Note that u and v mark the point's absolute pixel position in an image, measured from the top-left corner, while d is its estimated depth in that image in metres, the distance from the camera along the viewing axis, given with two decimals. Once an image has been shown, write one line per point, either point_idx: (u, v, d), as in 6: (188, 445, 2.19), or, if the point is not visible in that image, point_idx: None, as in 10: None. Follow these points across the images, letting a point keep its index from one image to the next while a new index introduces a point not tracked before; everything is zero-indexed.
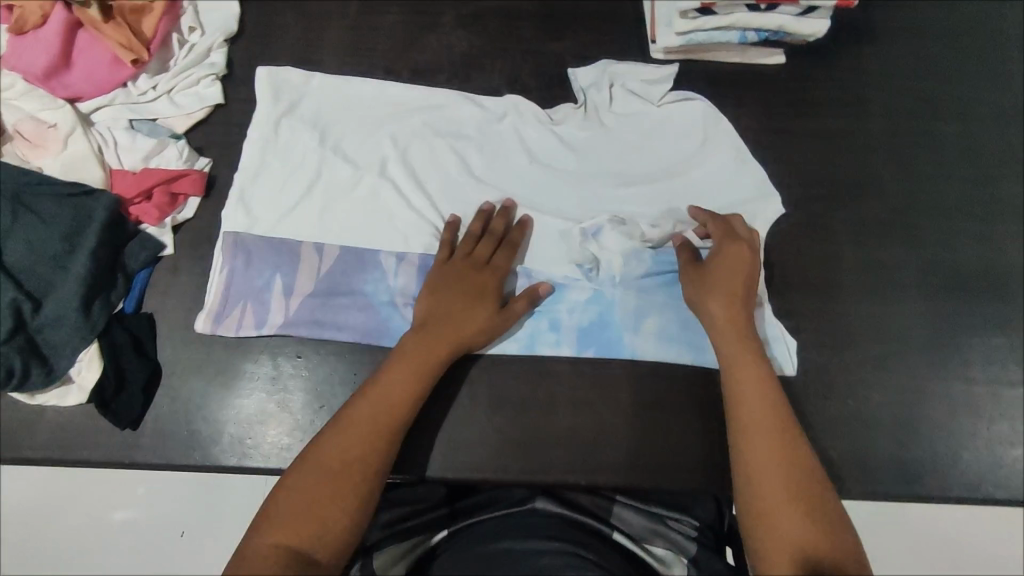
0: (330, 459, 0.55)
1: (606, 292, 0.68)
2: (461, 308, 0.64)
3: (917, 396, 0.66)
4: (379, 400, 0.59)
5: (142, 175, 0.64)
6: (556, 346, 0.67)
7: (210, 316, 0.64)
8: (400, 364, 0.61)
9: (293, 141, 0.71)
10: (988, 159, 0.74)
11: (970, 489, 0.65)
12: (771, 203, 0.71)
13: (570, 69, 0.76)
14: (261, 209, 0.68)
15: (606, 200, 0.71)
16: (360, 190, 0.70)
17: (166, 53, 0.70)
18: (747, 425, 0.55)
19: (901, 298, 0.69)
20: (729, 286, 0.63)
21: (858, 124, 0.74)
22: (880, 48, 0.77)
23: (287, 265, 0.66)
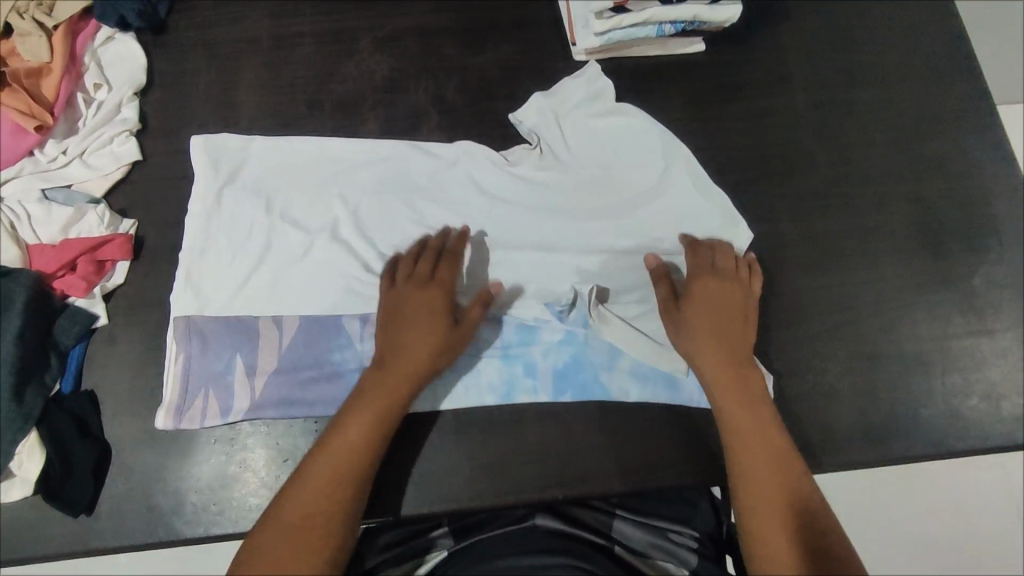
0: (302, 510, 0.52)
1: (579, 329, 0.65)
2: (422, 336, 0.60)
3: (873, 363, 0.67)
4: (344, 444, 0.55)
5: (61, 247, 0.61)
6: (534, 394, 0.63)
7: (170, 411, 0.60)
8: (360, 404, 0.57)
9: (237, 213, 0.66)
10: (907, 118, 0.75)
11: (933, 445, 0.64)
12: (741, 230, 0.69)
13: (514, 111, 0.73)
14: (211, 288, 0.64)
15: (547, 213, 0.69)
16: (313, 256, 0.66)
17: (74, 114, 0.68)
18: (754, 442, 0.58)
19: (843, 266, 0.70)
20: (730, 331, 0.62)
21: (781, 101, 0.75)
22: (794, 24, 0.78)
23: (247, 344, 0.62)
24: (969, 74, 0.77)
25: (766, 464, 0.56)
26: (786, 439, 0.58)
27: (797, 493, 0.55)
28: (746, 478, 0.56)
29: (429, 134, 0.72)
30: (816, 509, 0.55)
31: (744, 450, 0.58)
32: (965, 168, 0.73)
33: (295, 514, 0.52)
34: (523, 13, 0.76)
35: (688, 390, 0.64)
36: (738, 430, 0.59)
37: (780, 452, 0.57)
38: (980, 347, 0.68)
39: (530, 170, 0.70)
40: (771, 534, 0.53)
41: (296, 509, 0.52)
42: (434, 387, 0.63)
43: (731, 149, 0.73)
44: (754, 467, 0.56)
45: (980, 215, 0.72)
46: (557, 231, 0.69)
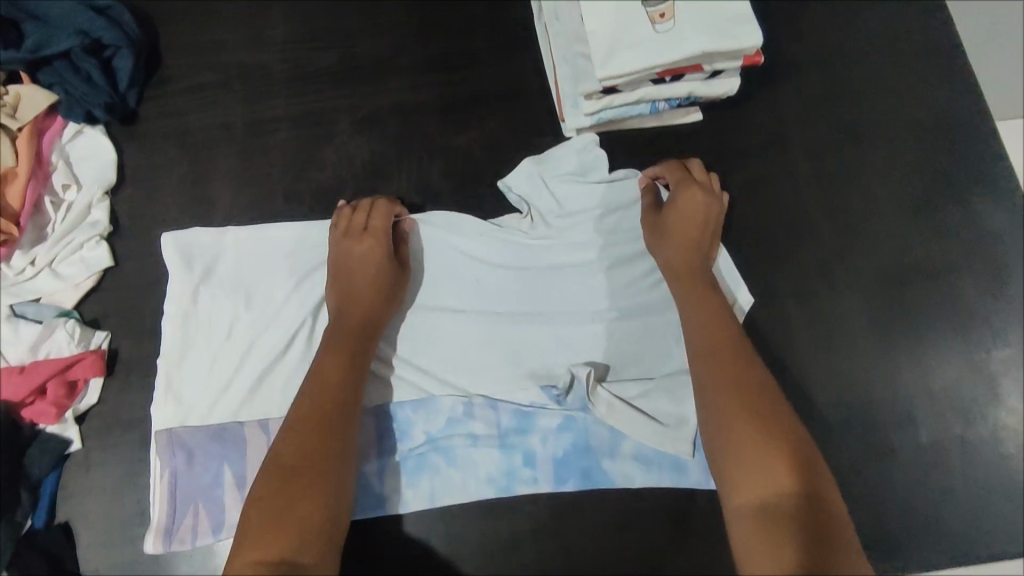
0: (286, 466, 0.52)
1: (577, 413, 0.62)
2: (378, 281, 0.62)
3: (888, 459, 0.63)
4: (309, 395, 0.56)
5: (29, 371, 0.59)
6: (533, 484, 0.61)
7: (159, 533, 0.57)
8: (323, 359, 0.58)
9: (215, 310, 0.63)
10: (917, 185, 0.71)
11: (951, 549, 0.61)
12: (741, 296, 0.66)
13: (501, 179, 0.69)
14: (193, 396, 0.61)
15: (541, 304, 0.66)
16: (292, 356, 0.62)
17: (42, 219, 0.66)
18: (709, 347, 0.58)
19: (853, 351, 0.66)
20: (684, 234, 0.63)
21: (784, 171, 0.71)
22: (796, 86, 0.74)
23: (234, 452, 0.59)
24: (983, 134, 0.72)
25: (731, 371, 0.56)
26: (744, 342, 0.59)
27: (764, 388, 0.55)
28: (717, 392, 0.55)
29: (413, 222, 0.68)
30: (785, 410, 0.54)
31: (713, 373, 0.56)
32: (982, 239, 0.69)
33: (279, 469, 0.52)
34: (509, 85, 0.72)
35: (693, 475, 0.62)
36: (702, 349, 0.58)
37: (730, 344, 0.58)
38: (1002, 438, 0.64)
39: (523, 242, 0.67)
40: (739, 422, 0.53)
41: (280, 466, 0.52)
42: (432, 482, 0.61)
43: (732, 226, 0.69)
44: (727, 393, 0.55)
45: (999, 292, 0.68)
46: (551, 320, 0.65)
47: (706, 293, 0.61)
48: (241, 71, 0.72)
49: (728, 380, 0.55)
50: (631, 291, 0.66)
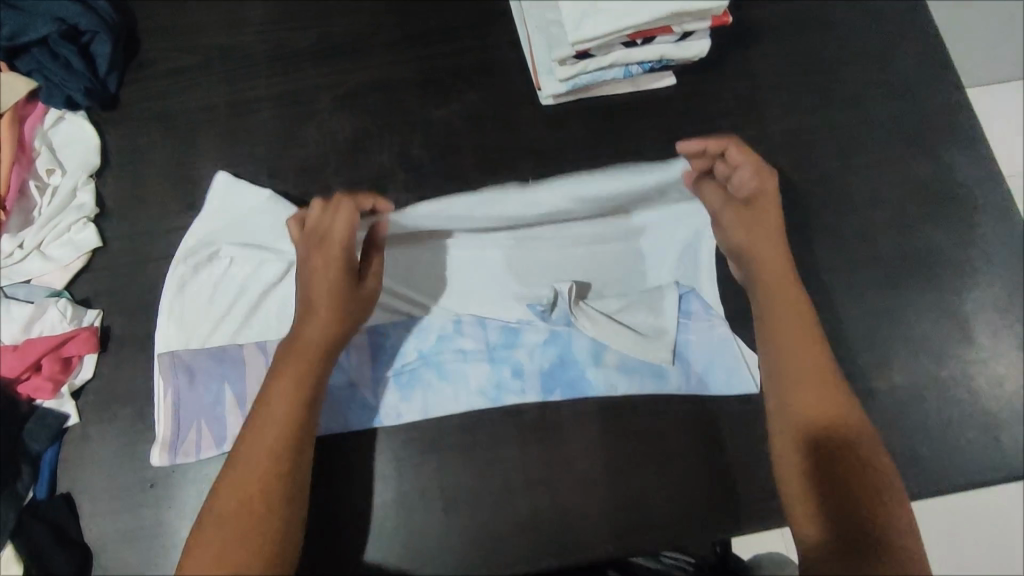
0: (236, 496, 0.52)
1: (560, 329, 0.66)
2: (336, 302, 0.57)
3: (868, 401, 0.65)
4: (268, 420, 0.54)
5: (24, 348, 0.60)
6: (521, 394, 0.63)
7: (165, 447, 0.60)
8: (282, 379, 0.55)
9: (211, 245, 0.66)
10: (886, 140, 0.73)
11: (933, 484, 0.63)
12: None
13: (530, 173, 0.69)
14: (194, 321, 0.64)
15: (523, 254, 0.68)
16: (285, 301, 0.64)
17: (28, 204, 0.66)
18: (786, 357, 0.59)
19: (831, 301, 0.68)
20: (760, 232, 0.62)
21: (758, 131, 0.73)
22: (766, 50, 0.76)
23: (235, 375, 0.62)
24: (948, 89, 0.75)
25: (807, 380, 0.58)
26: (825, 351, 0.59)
27: (847, 401, 0.57)
28: (800, 398, 0.57)
29: (396, 191, 0.69)
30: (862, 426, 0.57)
31: (790, 379, 0.58)
32: (950, 189, 0.72)
33: (231, 499, 0.52)
34: (485, 57, 0.74)
35: (673, 381, 0.64)
36: (779, 350, 0.59)
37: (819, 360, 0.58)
38: (976, 376, 0.66)
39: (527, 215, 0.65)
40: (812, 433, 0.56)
41: (234, 488, 0.52)
42: (425, 395, 0.63)
43: None
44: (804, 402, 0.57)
45: (970, 238, 0.70)
46: (533, 264, 0.68)
47: (802, 305, 0.60)
48: (221, 52, 0.73)
49: (805, 395, 0.57)
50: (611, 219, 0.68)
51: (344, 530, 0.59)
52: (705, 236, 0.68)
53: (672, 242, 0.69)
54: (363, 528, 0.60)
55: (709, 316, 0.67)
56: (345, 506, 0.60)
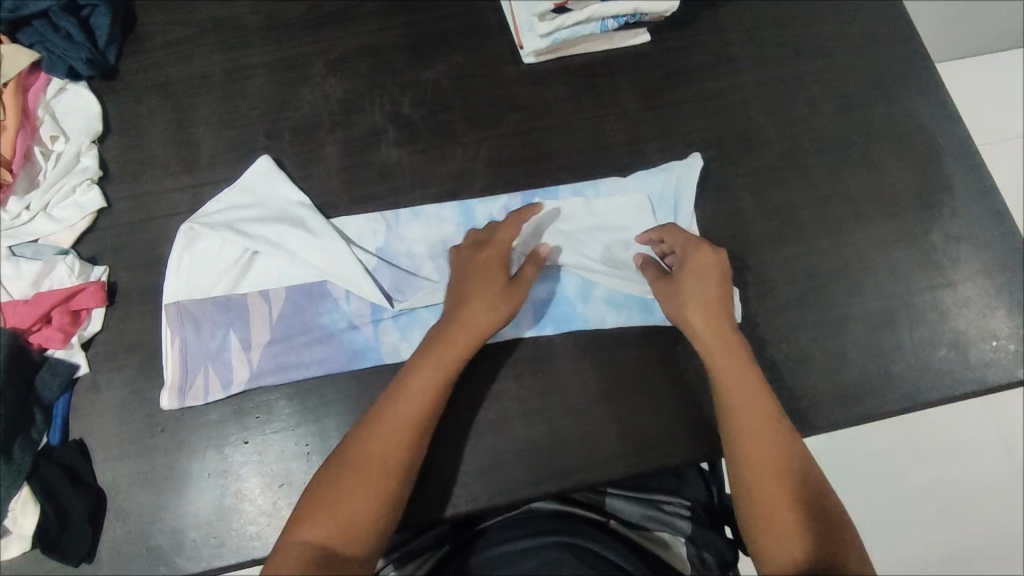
0: (364, 460, 0.55)
1: (550, 267, 0.69)
2: (490, 294, 0.61)
3: (845, 325, 0.68)
4: (410, 398, 0.57)
5: (35, 301, 0.62)
6: (516, 328, 0.66)
7: (173, 391, 0.62)
8: (430, 363, 0.59)
9: (214, 204, 0.69)
10: (850, 86, 0.77)
11: (909, 399, 0.66)
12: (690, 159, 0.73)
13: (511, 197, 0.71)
14: (198, 274, 0.66)
15: (511, 202, 0.71)
16: (284, 249, 0.66)
17: (32, 168, 0.68)
18: (738, 402, 0.59)
19: (805, 236, 0.71)
20: (703, 312, 0.63)
21: (730, 82, 0.77)
22: (734, 8, 0.80)
23: (240, 322, 0.65)
24: (906, 39, 0.80)
25: (758, 439, 0.58)
26: (773, 403, 0.60)
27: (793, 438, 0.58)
28: (750, 461, 0.57)
29: (388, 148, 0.72)
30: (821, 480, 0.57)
31: (741, 443, 0.58)
32: (911, 129, 0.76)
33: (355, 464, 0.55)
34: (469, 21, 0.77)
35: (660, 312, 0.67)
36: (729, 414, 0.60)
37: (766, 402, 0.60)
38: (944, 298, 0.70)
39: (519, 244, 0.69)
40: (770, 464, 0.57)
41: (379, 439, 0.56)
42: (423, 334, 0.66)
43: (686, 132, 0.75)
44: (755, 460, 0.57)
45: (932, 173, 0.74)
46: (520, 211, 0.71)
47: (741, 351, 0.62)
48: (215, 25, 0.76)
49: (757, 433, 0.58)
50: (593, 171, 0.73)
51: None
52: (683, 182, 0.72)
53: (652, 187, 0.72)
54: None
55: None
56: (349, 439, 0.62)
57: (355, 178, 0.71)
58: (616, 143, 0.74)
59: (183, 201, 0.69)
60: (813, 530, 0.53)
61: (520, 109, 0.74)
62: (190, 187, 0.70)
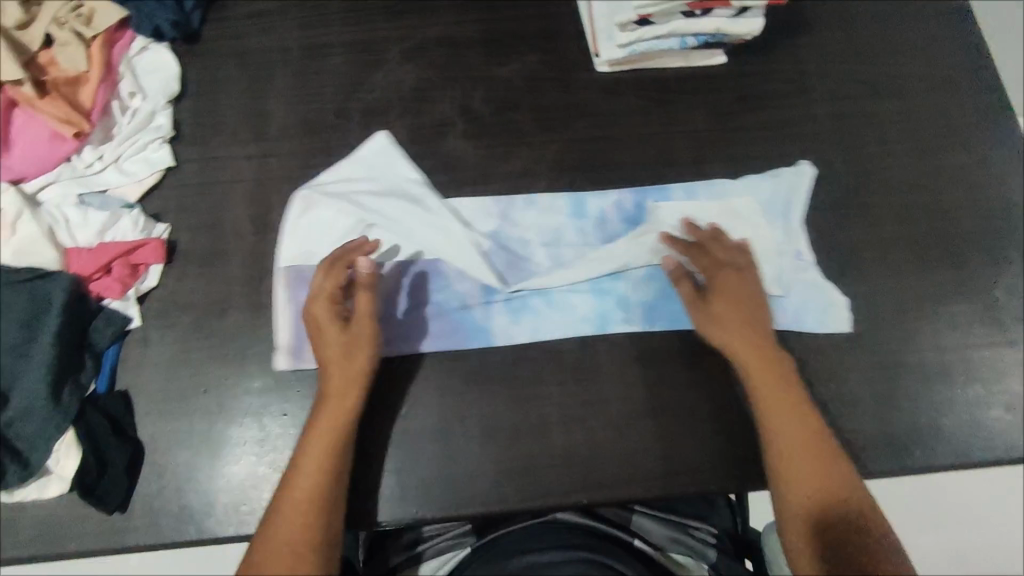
0: (272, 565, 0.53)
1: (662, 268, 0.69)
2: (353, 344, 0.60)
3: (899, 372, 0.67)
4: (305, 469, 0.56)
5: (97, 250, 0.63)
6: (627, 323, 0.66)
7: (287, 352, 0.63)
8: (310, 452, 0.56)
9: (330, 174, 0.70)
10: (926, 130, 0.76)
11: (958, 455, 0.65)
12: (804, 171, 0.73)
13: (628, 193, 0.72)
14: (316, 240, 0.67)
15: (625, 198, 0.72)
16: (402, 222, 0.67)
17: (108, 121, 0.69)
18: (781, 421, 0.60)
19: (866, 276, 0.70)
20: (736, 321, 0.63)
21: (804, 113, 0.76)
22: (815, 38, 0.79)
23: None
24: (987, 88, 0.78)
25: (801, 450, 0.59)
26: (818, 419, 0.60)
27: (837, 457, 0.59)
28: (794, 480, 0.58)
29: (455, 140, 0.72)
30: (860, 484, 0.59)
31: (781, 462, 0.59)
32: (984, 181, 0.74)
33: (264, 570, 0.53)
34: (546, 25, 0.77)
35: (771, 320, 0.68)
36: (770, 431, 0.60)
37: (807, 420, 0.60)
38: (1002, 357, 0.68)
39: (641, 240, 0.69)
40: (807, 483, 0.58)
41: (287, 523, 0.54)
42: (535, 321, 0.66)
43: (753, 157, 0.74)
44: (799, 479, 0.58)
45: (1001, 228, 0.73)
46: (634, 208, 0.71)
47: (780, 368, 0.62)
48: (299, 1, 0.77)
49: (798, 451, 0.59)
50: (660, 186, 0.72)
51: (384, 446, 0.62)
52: (795, 191, 0.72)
53: (767, 195, 0.72)
54: (399, 447, 0.62)
55: (802, 261, 0.70)
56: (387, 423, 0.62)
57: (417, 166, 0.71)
58: (682, 161, 0.74)
59: (248, 169, 0.70)
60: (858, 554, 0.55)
61: (589, 117, 0.74)
62: (257, 156, 0.71)
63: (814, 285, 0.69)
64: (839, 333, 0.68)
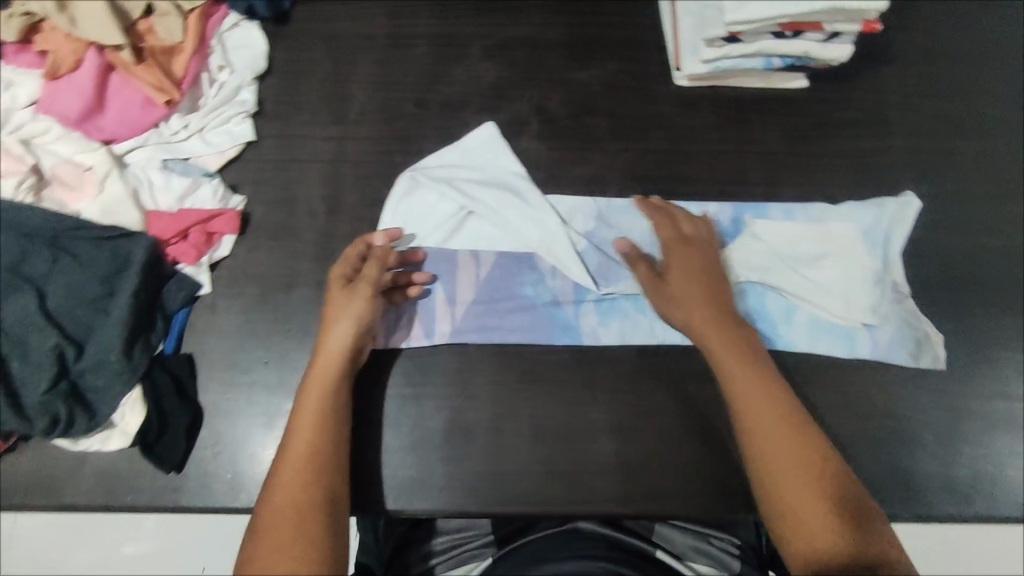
0: (274, 526, 0.50)
1: (758, 283, 0.68)
2: (345, 309, 0.59)
3: (958, 417, 0.66)
4: (301, 432, 0.55)
5: (177, 215, 0.65)
6: None
7: (381, 330, 0.64)
8: (305, 413, 0.55)
9: (432, 160, 0.71)
10: (1008, 175, 0.74)
11: (1008, 507, 0.64)
12: (906, 202, 0.72)
13: (728, 206, 0.72)
14: (415, 224, 0.68)
15: (722, 211, 0.71)
16: (501, 214, 0.68)
17: (196, 91, 0.70)
18: (751, 404, 0.57)
19: (934, 317, 0.69)
20: (693, 294, 0.63)
21: (884, 143, 0.75)
22: (902, 69, 0.77)
23: (446, 276, 0.67)
24: None
25: (775, 434, 0.55)
26: (790, 400, 0.57)
27: (816, 441, 0.55)
28: (771, 467, 0.54)
29: (529, 140, 0.73)
30: (844, 470, 0.54)
31: (761, 453, 0.55)
32: None
33: (267, 533, 0.50)
34: (629, 34, 0.77)
35: (864, 348, 0.67)
36: (745, 422, 0.57)
37: (780, 401, 0.57)
38: None
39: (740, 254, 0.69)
40: (784, 469, 0.54)
41: (287, 488, 0.52)
42: (623, 324, 0.66)
43: (828, 184, 0.73)
44: (774, 465, 0.54)
45: None
46: (732, 222, 0.71)
47: (743, 346, 0.60)
48: None
49: (771, 434, 0.55)
50: (741, 204, 0.72)
51: (437, 435, 0.62)
52: (898, 220, 0.71)
53: (869, 220, 0.71)
54: (451, 438, 0.62)
55: (898, 292, 0.69)
56: (441, 413, 0.63)
57: None
58: (755, 181, 0.73)
59: (325, 150, 0.71)
60: (846, 528, 0.50)
61: (665, 129, 0.74)
62: (335, 137, 0.72)
63: (909, 317, 0.68)
64: (934, 368, 0.67)
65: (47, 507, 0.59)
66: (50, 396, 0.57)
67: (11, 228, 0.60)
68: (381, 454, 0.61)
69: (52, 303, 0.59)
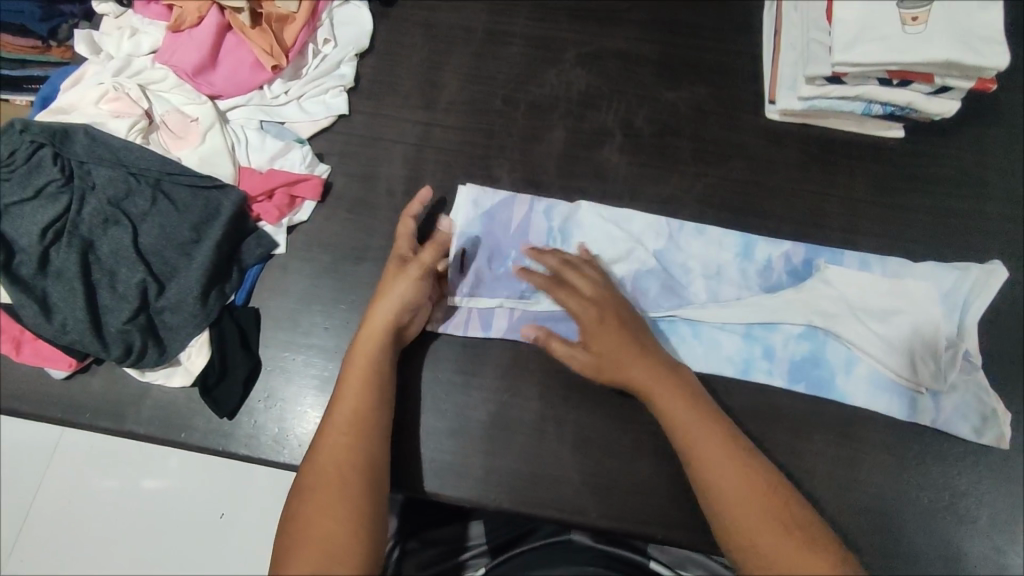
0: (319, 486, 0.53)
1: (821, 330, 0.67)
2: (392, 294, 0.61)
3: (1015, 500, 0.63)
4: (348, 399, 0.57)
5: (267, 175, 0.68)
6: (769, 375, 0.65)
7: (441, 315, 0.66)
8: (351, 383, 0.57)
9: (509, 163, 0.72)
10: None
11: None
12: (994, 273, 0.69)
13: (802, 247, 0.70)
14: (486, 218, 0.70)
15: (795, 251, 0.70)
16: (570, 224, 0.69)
17: (300, 61, 0.74)
18: (693, 437, 0.56)
19: (1003, 393, 0.66)
20: (620, 351, 0.60)
21: (977, 206, 0.72)
22: (1007, 132, 0.74)
23: (511, 274, 0.68)
24: None
25: (717, 460, 0.55)
26: (727, 424, 0.57)
27: (756, 461, 0.55)
28: (724, 493, 0.54)
29: (610, 151, 0.73)
30: (784, 484, 0.55)
31: (712, 480, 0.54)
32: None
33: (312, 494, 0.52)
34: (725, 60, 0.77)
35: (924, 414, 0.64)
36: (693, 455, 0.55)
37: (718, 428, 0.56)
38: None
39: (807, 298, 0.67)
40: (734, 496, 0.53)
41: (333, 450, 0.54)
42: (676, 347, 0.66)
43: (910, 239, 0.71)
44: (725, 491, 0.54)
45: None
46: (803, 262, 0.69)
47: (682, 386, 0.58)
48: None
49: (715, 462, 0.55)
50: (817, 248, 0.70)
51: (479, 426, 0.63)
52: (981, 288, 0.68)
53: (949, 283, 0.69)
54: (493, 431, 0.63)
55: (970, 362, 0.66)
56: (486, 406, 0.64)
57: (570, 169, 0.72)
58: (833, 226, 0.71)
59: (412, 133, 0.73)
60: (800, 542, 0.51)
61: (748, 159, 0.73)
62: (423, 122, 0.74)
63: (977, 390, 0.65)
64: (999, 446, 0.64)
65: (109, 431, 0.62)
66: (129, 326, 0.61)
67: (118, 164, 0.63)
68: (423, 435, 0.63)
69: (143, 240, 0.63)
